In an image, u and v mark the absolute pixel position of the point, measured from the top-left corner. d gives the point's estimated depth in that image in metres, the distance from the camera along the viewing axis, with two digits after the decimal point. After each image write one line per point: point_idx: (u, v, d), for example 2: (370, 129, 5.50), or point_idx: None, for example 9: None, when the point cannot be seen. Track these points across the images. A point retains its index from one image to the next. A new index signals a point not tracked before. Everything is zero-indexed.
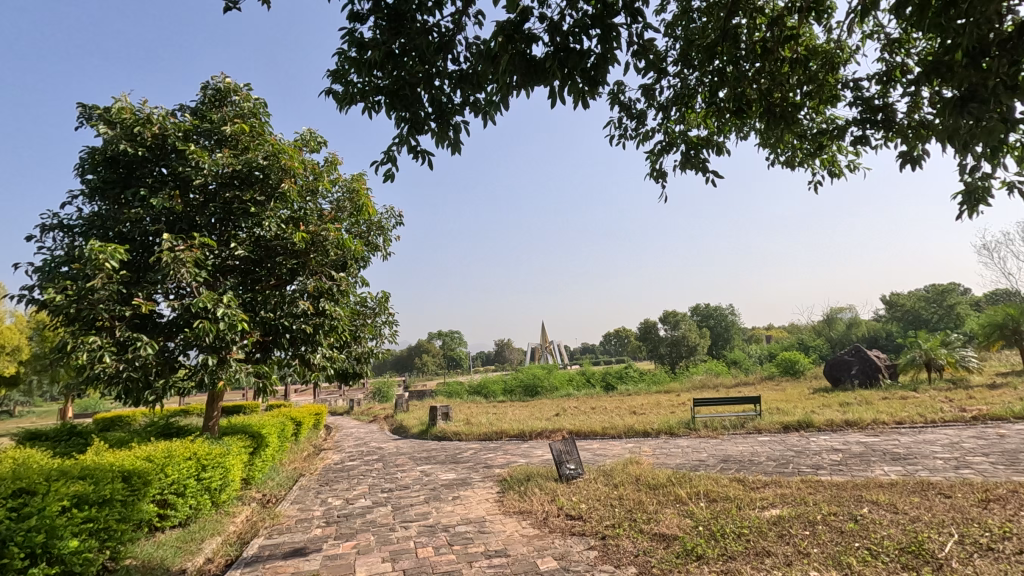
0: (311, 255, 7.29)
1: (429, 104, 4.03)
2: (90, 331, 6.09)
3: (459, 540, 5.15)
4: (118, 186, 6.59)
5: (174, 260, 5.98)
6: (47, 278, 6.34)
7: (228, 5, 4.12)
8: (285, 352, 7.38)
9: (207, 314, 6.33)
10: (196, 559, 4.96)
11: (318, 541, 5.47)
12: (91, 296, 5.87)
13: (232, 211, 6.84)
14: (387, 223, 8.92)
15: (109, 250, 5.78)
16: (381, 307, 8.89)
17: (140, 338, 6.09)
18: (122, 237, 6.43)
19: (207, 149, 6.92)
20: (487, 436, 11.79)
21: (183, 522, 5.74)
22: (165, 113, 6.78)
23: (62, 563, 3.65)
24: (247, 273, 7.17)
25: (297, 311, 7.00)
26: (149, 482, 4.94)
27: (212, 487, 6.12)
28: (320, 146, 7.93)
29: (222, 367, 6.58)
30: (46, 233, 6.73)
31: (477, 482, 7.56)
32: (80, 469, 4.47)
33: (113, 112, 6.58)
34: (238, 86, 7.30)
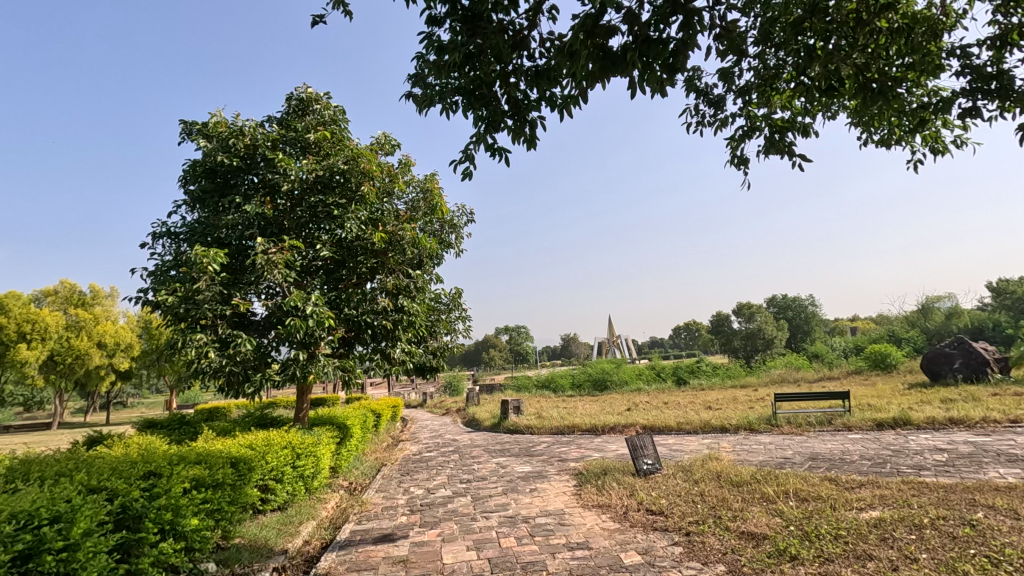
0: (390, 255, 7.58)
1: (506, 102, 4.07)
2: (196, 329, 6.64)
3: (541, 532, 5.21)
4: (216, 195, 7.14)
5: (267, 262, 6.41)
6: (158, 281, 6.96)
7: (316, 19, 4.37)
8: (365, 347, 7.81)
9: (297, 312, 6.73)
10: (296, 541, 5.32)
11: (404, 528, 5.71)
12: (197, 296, 6.40)
13: (317, 214, 7.24)
14: (459, 221, 9.13)
15: (211, 254, 6.27)
16: (455, 303, 9.12)
17: (240, 334, 6.58)
18: (221, 241, 6.95)
19: (293, 156, 7.36)
20: (559, 430, 11.84)
21: (282, 506, 6.16)
22: (255, 124, 7.27)
23: (186, 539, 4.01)
24: (331, 272, 7.55)
25: (377, 308, 7.37)
26: (253, 469, 5.33)
27: (306, 474, 6.52)
28: (395, 149, 8.22)
29: (312, 361, 6.98)
30: (156, 240, 7.39)
31: (553, 476, 7.62)
32: (196, 454, 4.90)
33: (210, 126, 7.13)
34: (318, 96, 7.69)
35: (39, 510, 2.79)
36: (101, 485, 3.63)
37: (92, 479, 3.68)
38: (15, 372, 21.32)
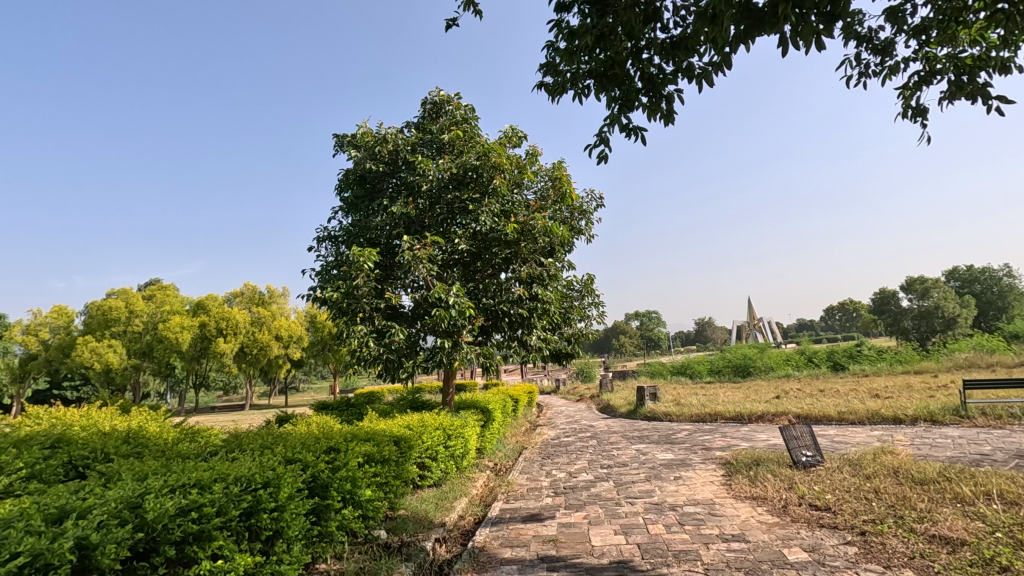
0: (523, 245, 7.76)
1: (639, 79, 3.95)
2: (357, 322, 7.39)
3: (691, 521, 5.05)
4: (366, 200, 7.85)
5: (413, 258, 6.92)
6: (324, 280, 7.82)
7: (450, 23, 4.57)
8: (503, 335, 8.13)
9: (441, 303, 7.18)
10: (452, 516, 5.72)
11: (550, 509, 5.87)
12: (356, 292, 7.11)
13: (454, 210, 7.62)
14: (589, 206, 9.08)
15: (366, 253, 6.90)
16: (588, 290, 9.10)
17: (393, 325, 7.18)
18: (372, 241, 7.63)
19: (430, 157, 7.83)
20: (701, 418, 11.33)
21: (437, 482, 6.67)
22: (396, 131, 7.86)
23: (362, 507, 4.50)
24: (469, 264, 7.91)
25: (513, 297, 7.63)
26: (412, 446, 5.81)
27: (456, 454, 6.98)
28: (522, 141, 8.38)
29: (456, 349, 7.45)
30: (320, 243, 8.32)
31: (698, 464, 7.33)
32: (365, 433, 5.46)
33: (358, 137, 7.84)
34: (450, 97, 8.08)
35: (254, 476, 3.29)
36: (296, 457, 4.19)
37: (289, 452, 4.27)
38: (217, 361, 25.40)
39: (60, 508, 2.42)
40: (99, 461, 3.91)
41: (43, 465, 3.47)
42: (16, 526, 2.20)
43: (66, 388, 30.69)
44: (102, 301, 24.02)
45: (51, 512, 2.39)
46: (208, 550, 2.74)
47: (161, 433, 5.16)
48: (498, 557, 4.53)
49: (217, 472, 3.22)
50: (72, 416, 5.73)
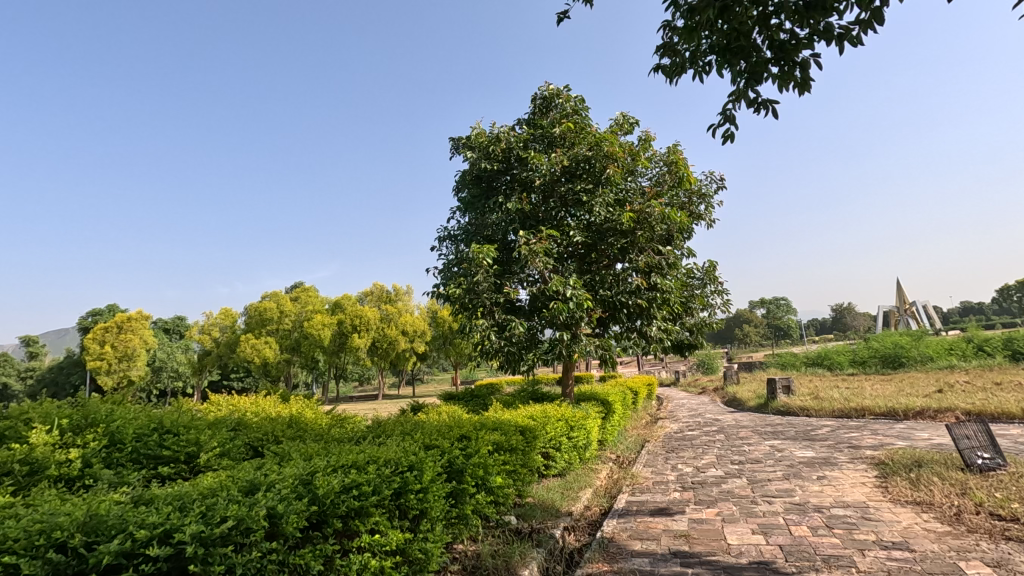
0: (639, 233, 7.59)
1: (769, 48, 3.68)
2: (479, 316, 7.67)
3: (841, 524, 4.64)
4: (482, 198, 8.10)
5: (530, 252, 7.04)
6: (446, 277, 8.20)
7: (561, 16, 4.56)
8: (622, 326, 8.05)
9: (558, 296, 7.22)
10: (578, 506, 5.78)
11: (679, 504, 5.71)
12: (477, 288, 7.38)
13: (567, 201, 7.65)
14: (709, 189, 8.64)
15: (485, 250, 7.12)
16: (710, 277, 8.67)
17: (513, 319, 7.36)
18: (490, 238, 7.88)
19: (542, 152, 7.90)
20: (845, 414, 10.32)
21: (561, 472, 6.76)
22: (508, 129, 8.01)
23: (493, 493, 4.71)
24: (585, 256, 7.89)
25: (631, 287, 7.51)
26: (538, 436, 5.94)
27: (579, 445, 7.03)
28: (634, 127, 8.17)
29: (575, 341, 7.51)
30: (442, 242, 8.75)
31: (845, 464, 6.69)
32: (492, 422, 5.69)
33: (473, 138, 8.09)
34: (559, 90, 8.11)
35: (401, 460, 3.57)
36: (434, 444, 4.48)
37: (427, 438, 4.57)
38: (353, 355, 27.81)
39: (250, 482, 2.82)
40: (271, 441, 4.48)
41: (230, 444, 4.05)
42: (220, 495, 2.60)
43: (234, 379, 35.38)
44: (259, 303, 27.37)
45: (244, 484, 2.79)
46: (367, 524, 3.03)
47: (316, 419, 5.77)
48: (628, 549, 4.51)
49: (369, 455, 3.55)
50: (245, 404, 6.61)
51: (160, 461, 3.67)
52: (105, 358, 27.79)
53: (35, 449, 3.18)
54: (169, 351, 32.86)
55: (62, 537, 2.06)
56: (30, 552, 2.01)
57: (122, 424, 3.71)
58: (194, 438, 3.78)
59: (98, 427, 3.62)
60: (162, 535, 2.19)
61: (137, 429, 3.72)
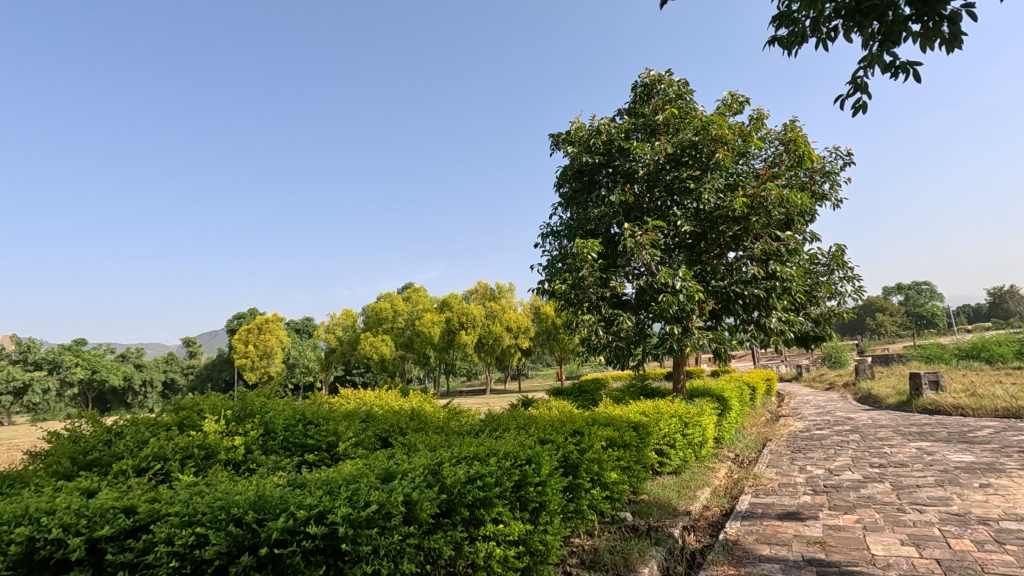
0: (753, 219, 7.15)
1: (908, 3, 3.28)
2: (586, 311, 7.62)
3: (1014, 540, 4.05)
4: (584, 192, 8.03)
5: (636, 245, 6.89)
6: (551, 274, 8.25)
7: None
8: (737, 318, 7.63)
9: (667, 289, 7.00)
10: (696, 505, 5.57)
11: (811, 508, 5.30)
12: (583, 283, 7.34)
13: (673, 189, 7.37)
14: (834, 166, 7.91)
15: (589, 244, 7.06)
16: (838, 262, 7.93)
17: (621, 314, 7.24)
18: (593, 232, 7.81)
19: (645, 140, 7.68)
20: (1011, 414, 8.96)
21: (676, 470, 6.55)
22: (608, 120, 7.86)
23: (609, 489, 4.68)
24: (694, 246, 7.57)
25: (747, 277, 7.10)
26: (651, 433, 5.80)
27: (694, 443, 6.77)
28: (744, 106, 7.69)
29: (686, 335, 7.25)
30: (545, 239, 8.80)
31: (1015, 471, 5.82)
32: (604, 418, 5.65)
33: (573, 133, 8.03)
34: (660, 75, 7.82)
35: (519, 454, 3.67)
36: (548, 438, 4.54)
37: (542, 433, 4.65)
38: (461, 351, 28.92)
39: (387, 470, 3.04)
40: (397, 433, 4.78)
41: (363, 435, 4.39)
42: (362, 481, 2.83)
43: (355, 375, 38.26)
44: (375, 304, 29.38)
45: (381, 472, 3.03)
46: (491, 514, 3.15)
47: (435, 412, 6.09)
48: (756, 553, 4.28)
49: (489, 448, 3.69)
50: (370, 398, 7.14)
51: (306, 449, 4.07)
52: (250, 356, 31.37)
53: (208, 437, 3.67)
54: (301, 349, 36.31)
55: (238, 513, 2.37)
56: (215, 524, 2.34)
57: (274, 416, 4.16)
58: (333, 429, 4.14)
59: (255, 418, 4.09)
60: (318, 516, 2.43)
61: (286, 420, 4.15)
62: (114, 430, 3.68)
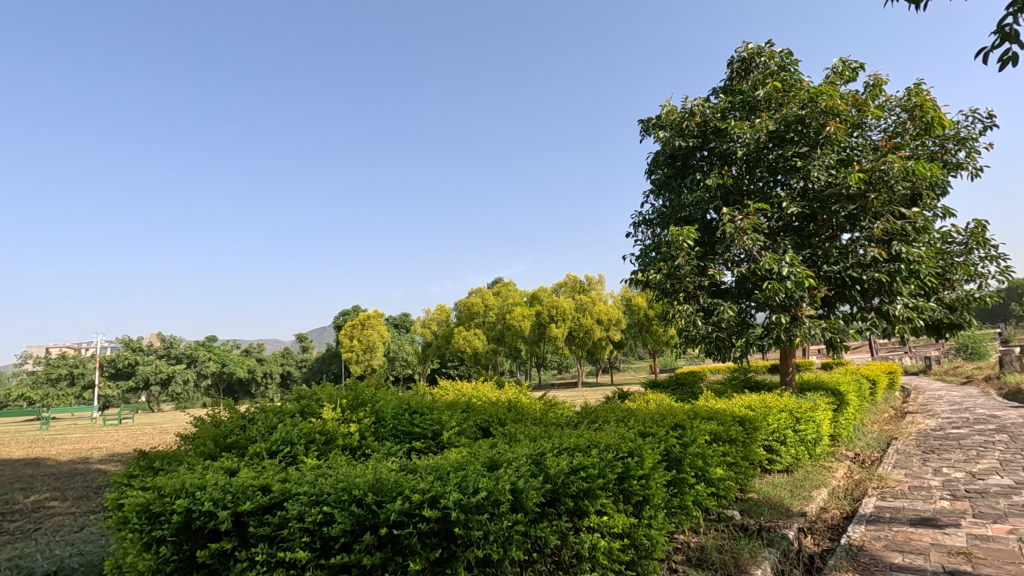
0: (872, 196, 6.52)
1: None
2: (682, 301, 7.33)
3: None
4: (677, 177, 7.70)
5: (736, 230, 6.51)
6: (644, 263, 8.02)
7: None
8: (854, 306, 7.00)
9: (773, 276, 6.56)
10: (812, 506, 5.19)
11: (951, 515, 4.76)
12: (679, 272, 7.05)
13: (777, 169, 6.88)
14: (970, 131, 7.01)
15: (685, 231, 6.77)
16: (977, 240, 7.03)
17: (721, 303, 6.89)
18: (688, 219, 7.50)
19: (744, 119, 7.23)
20: None
21: (788, 468, 6.15)
22: (702, 100, 7.47)
23: (714, 485, 4.49)
24: (802, 229, 7.03)
25: (865, 260, 6.48)
26: (759, 428, 5.48)
27: (807, 439, 6.32)
28: (858, 73, 7.01)
29: (796, 324, 6.76)
30: (637, 228, 8.56)
31: None
32: (707, 412, 5.41)
33: (663, 117, 7.74)
34: (760, 47, 7.32)
35: (620, 446, 3.61)
36: (649, 431, 4.44)
37: (642, 426, 4.54)
38: (552, 344, 29.01)
39: (491, 458, 3.12)
40: (497, 423, 4.88)
41: (465, 425, 4.53)
42: (469, 469, 2.93)
43: (451, 368, 39.68)
44: (467, 299, 30.25)
45: (486, 460, 3.11)
46: (595, 506, 3.12)
47: (531, 404, 6.16)
48: (886, 561, 3.91)
49: (589, 439, 3.67)
50: (468, 389, 7.36)
51: (413, 436, 4.28)
52: (355, 350, 33.60)
53: (327, 423, 3.96)
54: (400, 344, 38.28)
55: (359, 494, 2.54)
56: (339, 504, 2.52)
57: (383, 405, 4.40)
58: (437, 418, 4.33)
59: (366, 407, 4.35)
60: (431, 500, 2.54)
61: (394, 408, 4.38)
62: (248, 416, 4.08)
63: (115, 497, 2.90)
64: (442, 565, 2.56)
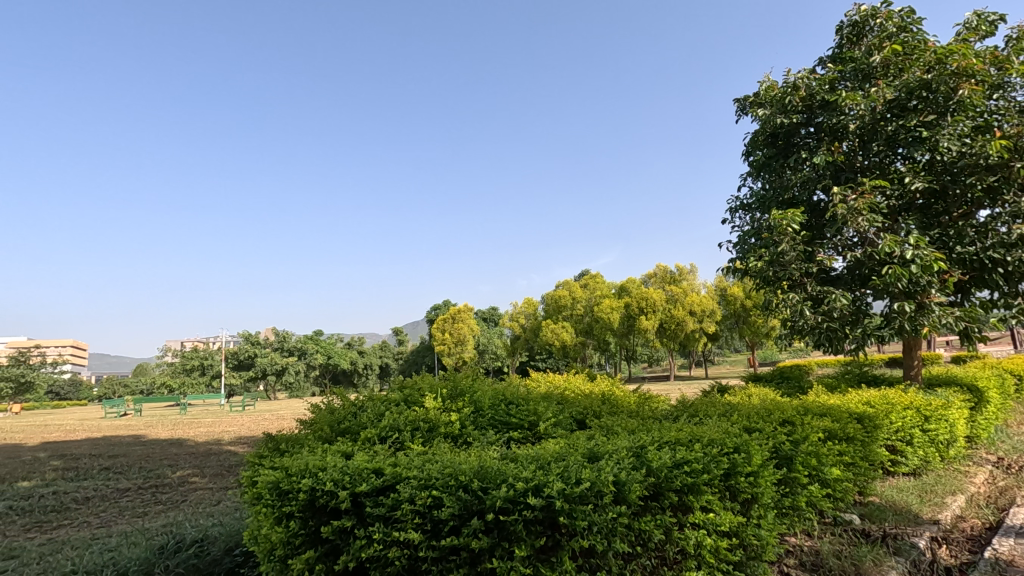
0: (1017, 166, 5.73)
1: None
2: (787, 290, 6.86)
3: None
4: (779, 158, 7.20)
5: (850, 211, 5.98)
6: (743, 251, 7.59)
7: None
8: (995, 291, 6.21)
9: (894, 260, 5.96)
10: (947, 514, 4.67)
11: None
12: (782, 258, 6.60)
13: (897, 141, 6.18)
14: None
15: (789, 215, 6.33)
16: None
17: (833, 291, 6.37)
18: (793, 202, 7.00)
19: (856, 89, 6.62)
20: None
21: (915, 471, 5.58)
22: (807, 72, 6.93)
23: (830, 486, 4.17)
24: (929, 207, 6.34)
25: (1009, 238, 5.74)
26: (881, 426, 5.02)
27: (939, 440, 5.69)
28: (998, 26, 6.18)
29: (923, 313, 6.11)
30: (734, 213, 8.11)
31: None
32: (819, 407, 5.04)
33: (762, 94, 7.28)
34: (874, 9, 6.66)
35: (725, 441, 3.45)
36: (754, 427, 4.21)
37: (747, 421, 4.32)
38: (642, 337, 28.32)
39: (591, 450, 3.11)
40: (592, 415, 4.85)
41: (561, 416, 4.54)
42: (569, 459, 2.94)
43: (539, 360, 39.98)
44: (554, 293, 30.32)
45: (586, 451, 3.11)
46: (701, 502, 3.01)
47: (625, 397, 6.05)
48: None
49: (691, 433, 3.55)
50: (561, 381, 7.37)
51: (510, 426, 4.35)
52: (447, 344, 34.82)
53: (429, 412, 4.13)
54: (489, 337, 39.18)
55: (465, 480, 2.63)
56: (447, 489, 2.63)
57: (481, 395, 4.52)
58: (534, 409, 4.38)
59: (465, 397, 4.48)
60: (534, 489, 2.58)
61: (491, 399, 4.48)
62: (358, 403, 4.36)
63: (250, 475, 3.22)
64: (547, 553, 2.60)
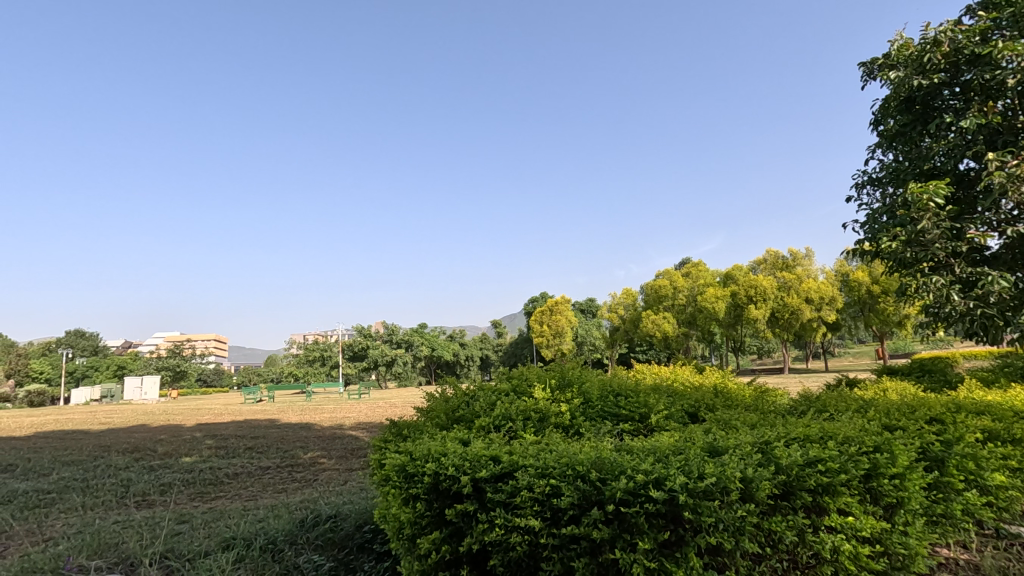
0: None
1: None
2: (929, 271, 6.10)
3: None
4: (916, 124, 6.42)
5: (1010, 179, 5.20)
6: (872, 230, 6.87)
7: None
8: None
9: None
10: None
11: None
12: (922, 236, 5.89)
13: None
14: None
15: (931, 187, 5.63)
16: None
17: (987, 272, 5.58)
18: (934, 173, 6.22)
19: (1016, 38, 5.73)
20: None
21: None
22: (950, 25, 6.12)
23: (991, 493, 3.67)
24: None
25: None
26: None
27: None
28: None
29: None
30: (860, 189, 7.37)
31: None
32: (975, 405, 4.45)
33: (896, 54, 6.54)
34: None
35: (864, 439, 3.15)
36: (895, 425, 3.81)
37: (886, 419, 3.91)
38: (752, 327, 26.68)
39: (712, 444, 2.97)
40: (705, 408, 4.64)
41: (673, 409, 4.40)
42: (690, 453, 2.84)
43: (639, 352, 39.05)
44: (653, 282, 29.44)
45: (706, 445, 2.98)
46: (838, 504, 2.78)
47: (740, 389, 5.74)
48: None
49: (822, 430, 3.29)
50: (667, 373, 7.15)
51: (620, 418, 4.29)
52: (545, 335, 35.10)
53: (539, 402, 4.18)
54: (587, 329, 38.93)
55: (583, 470, 2.63)
56: (565, 478, 2.64)
57: (590, 387, 4.50)
58: (645, 401, 4.29)
59: (573, 388, 4.48)
60: (656, 482, 2.53)
61: (600, 391, 4.44)
62: (470, 392, 4.52)
63: (378, 457, 3.45)
64: (670, 548, 2.54)
